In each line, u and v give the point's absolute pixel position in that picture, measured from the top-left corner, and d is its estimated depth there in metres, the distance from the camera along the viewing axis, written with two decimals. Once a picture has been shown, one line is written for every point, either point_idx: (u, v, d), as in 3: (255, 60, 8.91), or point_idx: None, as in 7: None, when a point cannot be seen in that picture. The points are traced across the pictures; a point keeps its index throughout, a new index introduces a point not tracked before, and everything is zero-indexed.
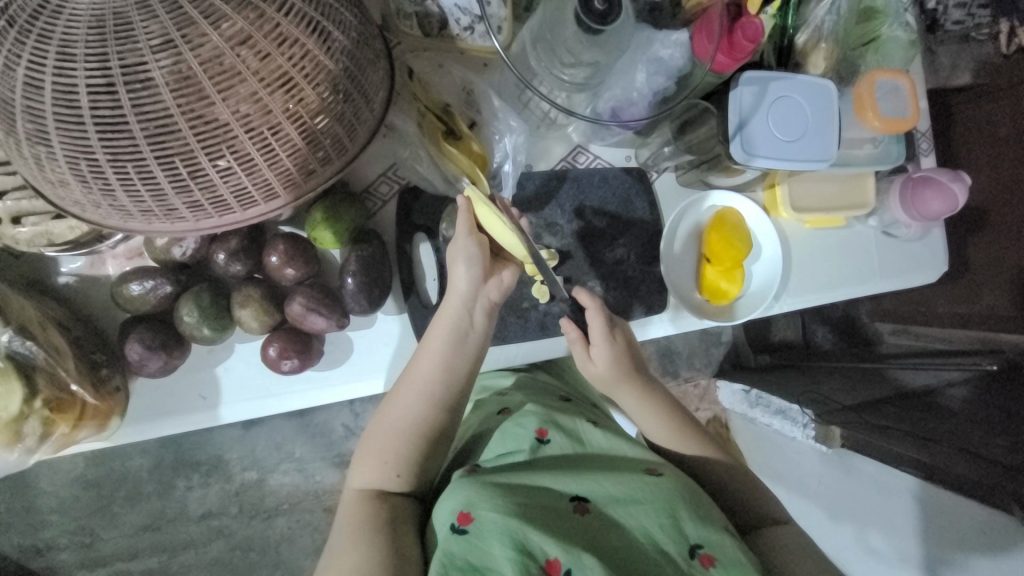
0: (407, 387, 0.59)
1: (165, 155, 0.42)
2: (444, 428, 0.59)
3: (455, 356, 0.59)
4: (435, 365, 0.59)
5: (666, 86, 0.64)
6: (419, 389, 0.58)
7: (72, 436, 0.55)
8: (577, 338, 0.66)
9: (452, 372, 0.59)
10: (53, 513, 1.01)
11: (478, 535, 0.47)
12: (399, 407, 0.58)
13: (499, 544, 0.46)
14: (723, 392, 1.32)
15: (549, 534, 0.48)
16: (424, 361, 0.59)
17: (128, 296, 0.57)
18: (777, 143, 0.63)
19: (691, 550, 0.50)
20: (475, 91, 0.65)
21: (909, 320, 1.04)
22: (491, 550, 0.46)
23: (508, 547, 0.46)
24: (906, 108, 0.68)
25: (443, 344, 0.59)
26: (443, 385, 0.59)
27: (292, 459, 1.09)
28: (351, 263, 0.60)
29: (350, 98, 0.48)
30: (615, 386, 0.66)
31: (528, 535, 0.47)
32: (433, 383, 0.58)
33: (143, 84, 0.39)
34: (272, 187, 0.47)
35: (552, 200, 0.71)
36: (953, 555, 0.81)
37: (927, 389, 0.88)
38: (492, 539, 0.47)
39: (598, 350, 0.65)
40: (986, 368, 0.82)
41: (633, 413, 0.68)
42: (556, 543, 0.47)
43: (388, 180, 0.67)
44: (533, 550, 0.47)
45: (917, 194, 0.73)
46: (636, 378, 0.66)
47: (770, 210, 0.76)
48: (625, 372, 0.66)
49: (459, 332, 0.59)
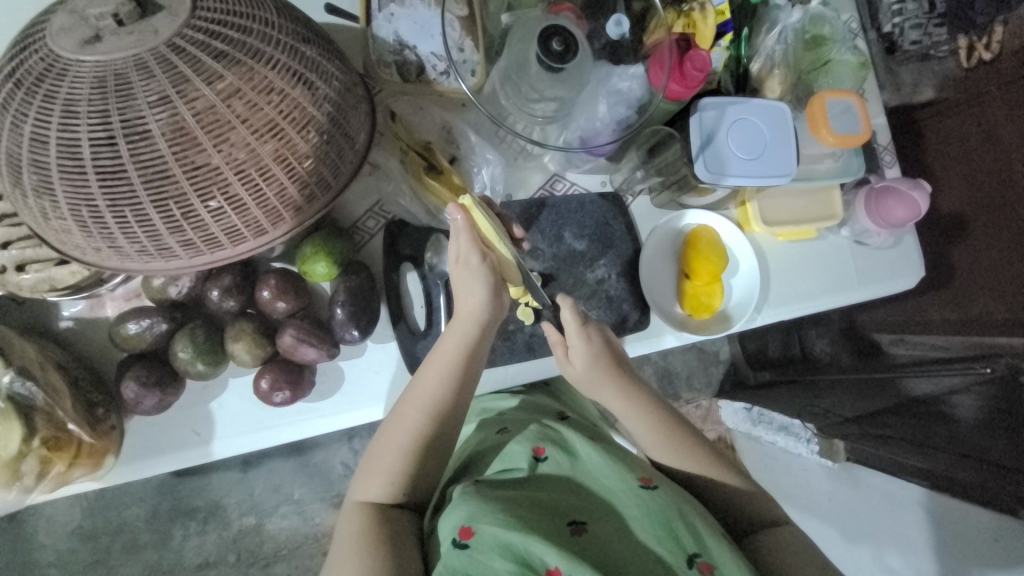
0: (410, 407, 0.58)
1: (159, 199, 0.45)
2: (441, 444, 0.59)
3: (458, 369, 0.59)
4: (444, 385, 0.58)
5: (628, 116, 0.68)
6: (424, 406, 0.58)
7: (67, 476, 0.56)
8: (555, 340, 0.66)
9: (455, 390, 0.59)
10: (49, 568, 0.99)
11: (479, 550, 0.47)
12: (403, 425, 0.58)
13: (500, 558, 0.47)
14: (726, 412, 1.31)
15: (550, 545, 0.48)
16: (430, 377, 0.59)
17: (126, 335, 0.59)
18: (741, 162, 0.67)
19: (691, 559, 0.50)
20: (454, 129, 0.70)
21: (907, 328, 1.02)
22: (491, 563, 0.46)
23: (509, 561, 0.47)
24: (857, 125, 0.72)
25: (451, 363, 0.59)
26: (445, 400, 0.58)
27: (291, 501, 1.08)
28: (340, 294, 0.63)
29: (333, 140, 0.52)
30: (598, 387, 0.65)
31: (529, 548, 0.47)
32: (440, 399, 0.58)
33: (142, 136, 0.43)
34: (261, 224, 0.50)
35: (533, 226, 0.75)
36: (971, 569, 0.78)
37: (930, 398, 0.85)
38: (494, 553, 0.47)
39: (575, 351, 0.64)
40: (981, 373, 0.78)
41: (621, 416, 0.65)
42: (556, 553, 0.47)
43: (374, 216, 0.70)
44: (533, 561, 0.47)
45: (881, 203, 0.77)
46: (619, 377, 0.65)
47: (744, 226, 0.79)
48: (605, 372, 0.64)
49: (471, 347, 0.60)
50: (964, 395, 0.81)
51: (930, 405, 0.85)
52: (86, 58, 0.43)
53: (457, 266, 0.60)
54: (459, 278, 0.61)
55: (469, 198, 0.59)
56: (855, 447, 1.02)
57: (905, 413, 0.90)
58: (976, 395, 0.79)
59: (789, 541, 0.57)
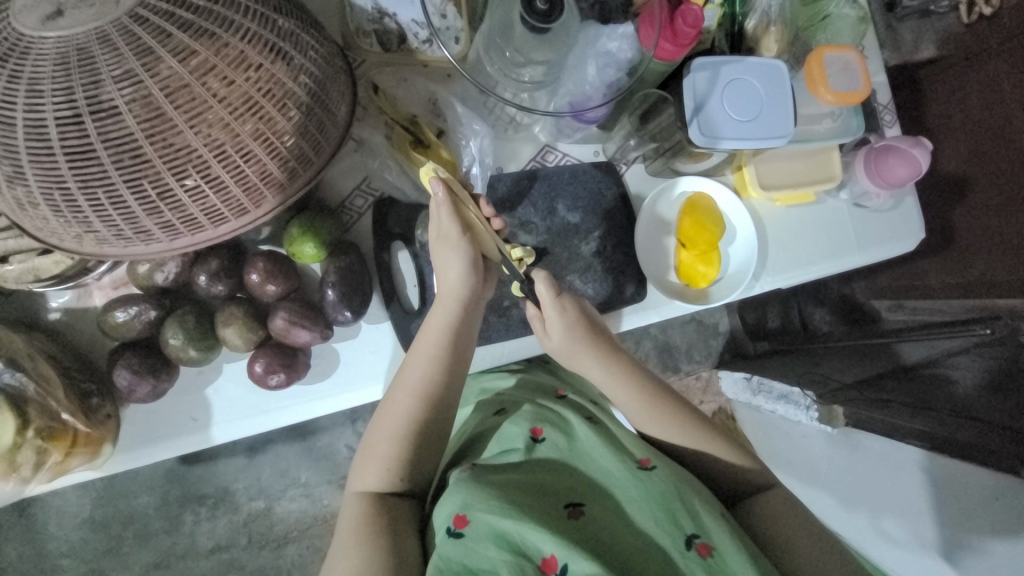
0: (401, 392, 0.58)
1: (134, 179, 0.43)
2: (435, 425, 0.58)
3: (447, 349, 0.59)
4: (437, 365, 0.58)
5: (619, 78, 0.66)
6: (416, 388, 0.58)
7: (64, 465, 0.56)
8: (532, 313, 0.64)
9: (446, 369, 0.59)
10: (63, 557, 1.01)
11: (473, 538, 0.45)
12: (398, 408, 0.57)
13: (494, 546, 0.44)
14: (725, 382, 1.32)
15: (545, 531, 0.45)
16: (421, 360, 0.58)
17: (114, 324, 0.58)
18: (735, 124, 0.65)
19: (688, 541, 0.47)
20: (440, 100, 0.68)
21: (904, 295, 1.03)
22: (486, 552, 0.44)
23: (503, 550, 0.44)
24: (857, 80, 0.69)
25: (440, 342, 0.59)
26: (438, 380, 0.58)
27: (298, 485, 1.09)
28: (330, 274, 0.62)
29: (313, 114, 0.50)
30: (578, 357, 0.63)
31: (522, 536, 0.45)
32: (433, 379, 0.58)
33: (109, 113, 0.41)
34: (242, 204, 0.49)
35: (525, 199, 0.73)
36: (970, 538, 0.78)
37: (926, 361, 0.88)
38: (487, 542, 0.45)
39: (552, 323, 0.62)
40: (981, 334, 0.79)
41: (603, 381, 0.64)
42: (552, 539, 0.45)
43: (362, 193, 0.69)
44: (528, 550, 0.45)
45: (881, 163, 0.74)
46: (598, 343, 0.63)
47: (741, 192, 0.78)
48: (585, 341, 0.62)
49: (456, 325, 0.60)
50: (961, 356, 0.82)
51: (930, 368, 0.87)
52: (49, 34, 0.41)
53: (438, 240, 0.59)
54: (440, 252, 0.59)
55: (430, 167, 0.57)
56: (853, 411, 1.01)
57: (902, 377, 0.91)
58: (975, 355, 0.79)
59: (788, 519, 0.56)
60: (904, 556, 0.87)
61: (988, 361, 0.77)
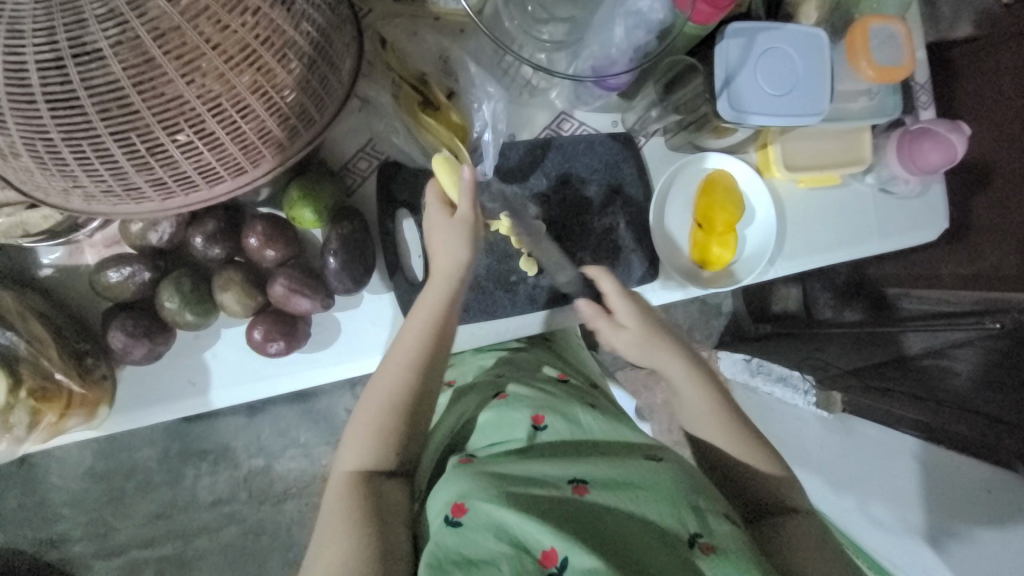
0: (391, 368, 0.55)
1: (121, 131, 0.40)
2: (423, 405, 0.56)
3: (439, 324, 0.57)
4: (427, 335, 0.56)
5: (648, 41, 0.61)
6: (406, 359, 0.55)
7: (60, 425, 0.55)
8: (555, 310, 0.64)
9: (436, 346, 0.56)
10: (66, 506, 1.03)
11: (472, 528, 0.44)
12: (388, 381, 0.54)
13: (493, 537, 0.44)
14: (724, 362, 1.32)
15: (544, 524, 0.44)
16: (413, 330, 0.56)
17: (107, 284, 0.56)
18: (767, 98, 0.60)
19: (691, 539, 0.47)
20: (452, 58, 0.63)
21: (912, 283, 0.99)
22: (484, 542, 0.43)
23: (502, 541, 0.44)
24: (901, 55, 0.65)
25: (433, 313, 0.57)
26: (429, 348, 0.56)
27: (297, 444, 1.10)
28: (331, 241, 0.59)
29: (316, 68, 0.46)
30: (651, 347, 0.64)
31: (522, 528, 0.44)
32: (423, 349, 0.56)
33: (92, 56, 0.37)
34: (239, 163, 0.45)
35: (537, 169, 0.70)
36: (958, 526, 0.78)
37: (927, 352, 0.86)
38: (485, 532, 0.44)
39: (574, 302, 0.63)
40: (989, 327, 0.77)
41: (670, 374, 0.64)
42: (551, 532, 0.44)
43: (366, 156, 0.65)
44: (526, 542, 0.44)
45: (915, 147, 0.70)
46: (667, 337, 0.64)
47: (764, 171, 0.74)
48: (654, 330, 0.64)
49: (450, 299, 0.58)
50: (965, 347, 0.80)
51: (929, 359, 0.85)
52: None
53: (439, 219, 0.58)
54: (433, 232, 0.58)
55: (444, 154, 0.58)
56: (852, 399, 1.00)
57: (902, 368, 0.89)
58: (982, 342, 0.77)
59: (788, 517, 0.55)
60: (894, 540, 0.87)
61: (990, 355, 0.76)
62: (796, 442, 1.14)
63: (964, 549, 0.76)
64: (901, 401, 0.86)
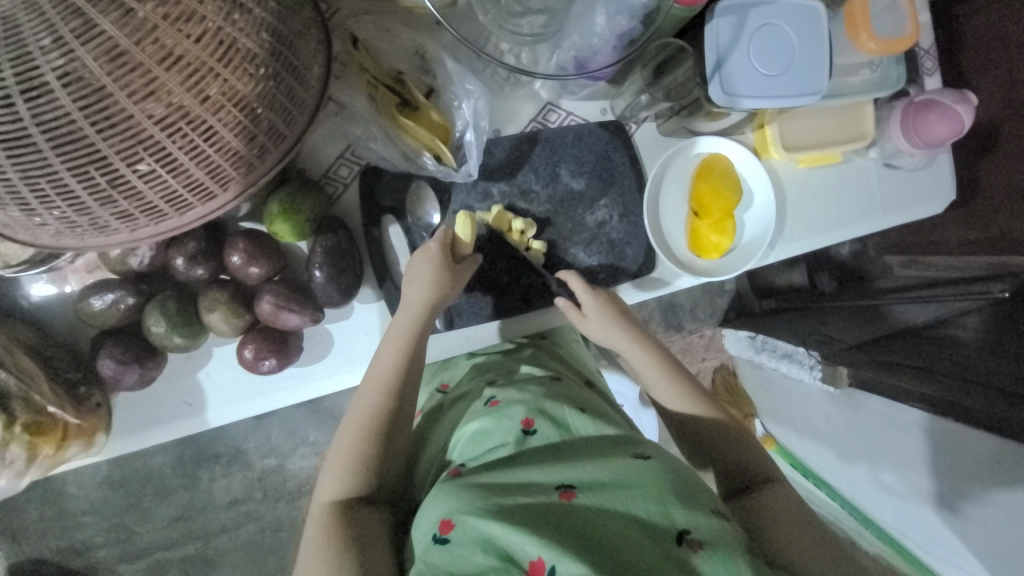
0: (367, 389, 0.56)
1: (79, 166, 0.38)
2: (400, 422, 0.56)
3: (412, 340, 0.57)
4: (402, 359, 0.56)
5: (632, 27, 0.58)
6: (381, 384, 0.55)
7: (59, 455, 0.55)
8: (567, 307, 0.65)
9: (410, 362, 0.57)
10: (86, 515, 1.02)
11: (459, 543, 0.43)
12: (363, 409, 0.55)
13: (479, 551, 0.42)
14: (729, 340, 1.27)
15: (529, 532, 0.42)
16: (388, 349, 0.57)
17: (92, 312, 0.55)
18: (763, 80, 0.57)
19: (680, 537, 0.43)
20: (429, 54, 0.60)
21: (915, 250, 0.94)
22: (470, 555, 0.42)
23: (490, 555, 0.42)
24: (903, 23, 0.62)
25: (406, 339, 0.57)
26: (403, 371, 0.56)
27: (308, 443, 1.09)
28: (316, 254, 0.58)
29: (280, 80, 0.44)
30: (614, 338, 0.64)
31: (507, 538, 0.42)
32: (399, 368, 0.56)
33: (40, 90, 0.35)
34: (207, 188, 0.44)
35: (524, 165, 0.67)
36: (970, 488, 0.81)
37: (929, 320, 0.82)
38: (472, 545, 0.42)
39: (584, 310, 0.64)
40: (996, 296, 0.72)
41: (631, 360, 0.64)
42: (537, 540, 0.41)
43: (346, 162, 0.63)
44: (514, 553, 0.42)
45: (920, 119, 0.67)
46: (628, 322, 0.64)
47: (761, 152, 0.71)
48: (618, 316, 0.64)
49: (422, 327, 0.58)
50: (971, 316, 0.76)
51: (937, 328, 0.80)
52: None
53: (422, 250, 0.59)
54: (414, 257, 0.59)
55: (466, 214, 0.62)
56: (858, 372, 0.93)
57: (908, 338, 0.84)
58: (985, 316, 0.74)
59: (781, 505, 0.53)
60: (900, 501, 0.94)
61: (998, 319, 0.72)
62: (800, 416, 1.13)
63: (976, 509, 0.80)
64: (908, 375, 0.82)
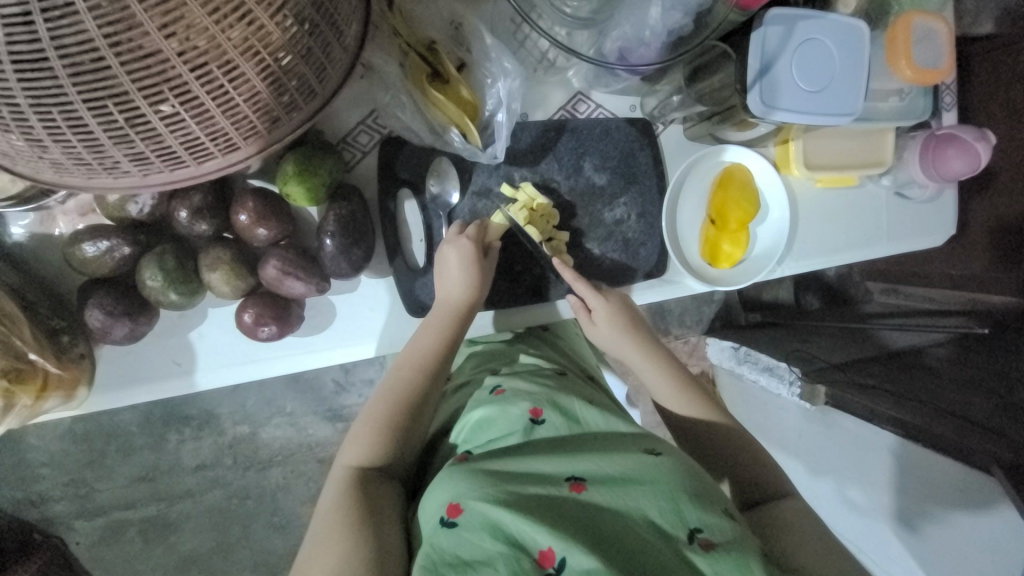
0: (399, 366, 0.57)
1: (96, 99, 0.35)
2: (424, 403, 0.56)
3: (446, 323, 0.59)
4: (436, 344, 0.58)
5: (683, 24, 0.57)
6: (415, 365, 0.57)
7: (37, 407, 0.53)
8: (576, 304, 0.65)
9: (445, 342, 0.58)
10: (44, 467, 0.97)
11: (469, 527, 0.42)
12: (394, 383, 0.56)
13: (489, 537, 0.41)
14: (711, 348, 1.18)
15: (541, 522, 0.42)
16: (423, 334, 0.59)
17: (83, 258, 0.52)
18: (800, 95, 0.57)
19: (691, 534, 0.44)
20: (465, 26, 0.58)
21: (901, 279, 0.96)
22: (480, 542, 0.41)
23: (498, 540, 0.41)
24: (940, 58, 0.63)
25: (441, 326, 0.59)
26: (437, 358, 0.57)
27: (283, 414, 1.04)
28: (328, 222, 0.55)
29: (317, 31, 0.41)
30: (618, 341, 0.64)
31: (519, 528, 0.42)
32: (432, 352, 0.58)
33: (62, 11, 0.31)
34: (230, 138, 0.41)
35: (549, 153, 0.66)
36: (931, 509, 0.73)
37: (911, 348, 0.83)
38: (482, 532, 0.42)
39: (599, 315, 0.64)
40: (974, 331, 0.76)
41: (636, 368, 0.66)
42: (547, 530, 0.41)
43: (367, 129, 0.61)
44: (523, 541, 0.41)
45: (938, 153, 0.68)
46: (642, 342, 0.65)
47: (782, 168, 0.71)
48: (629, 327, 0.64)
49: (460, 317, 0.60)
50: (942, 346, 0.79)
51: (910, 354, 0.82)
52: None
53: (450, 242, 0.60)
54: (442, 248, 0.60)
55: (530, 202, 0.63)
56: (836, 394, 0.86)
57: (886, 362, 0.83)
58: (955, 346, 0.77)
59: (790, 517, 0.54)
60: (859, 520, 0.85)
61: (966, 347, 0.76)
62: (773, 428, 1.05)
63: (938, 531, 0.73)
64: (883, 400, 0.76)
